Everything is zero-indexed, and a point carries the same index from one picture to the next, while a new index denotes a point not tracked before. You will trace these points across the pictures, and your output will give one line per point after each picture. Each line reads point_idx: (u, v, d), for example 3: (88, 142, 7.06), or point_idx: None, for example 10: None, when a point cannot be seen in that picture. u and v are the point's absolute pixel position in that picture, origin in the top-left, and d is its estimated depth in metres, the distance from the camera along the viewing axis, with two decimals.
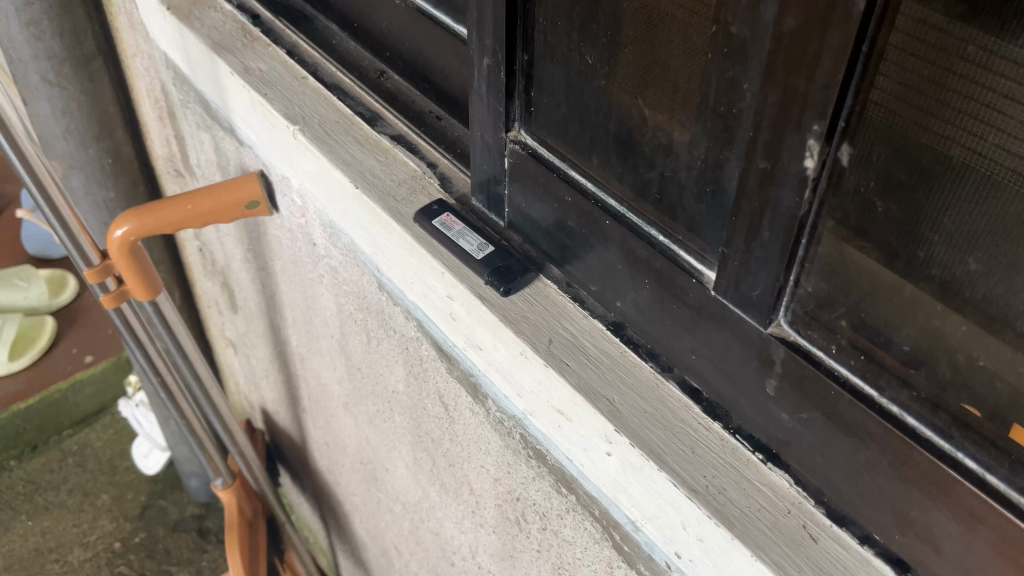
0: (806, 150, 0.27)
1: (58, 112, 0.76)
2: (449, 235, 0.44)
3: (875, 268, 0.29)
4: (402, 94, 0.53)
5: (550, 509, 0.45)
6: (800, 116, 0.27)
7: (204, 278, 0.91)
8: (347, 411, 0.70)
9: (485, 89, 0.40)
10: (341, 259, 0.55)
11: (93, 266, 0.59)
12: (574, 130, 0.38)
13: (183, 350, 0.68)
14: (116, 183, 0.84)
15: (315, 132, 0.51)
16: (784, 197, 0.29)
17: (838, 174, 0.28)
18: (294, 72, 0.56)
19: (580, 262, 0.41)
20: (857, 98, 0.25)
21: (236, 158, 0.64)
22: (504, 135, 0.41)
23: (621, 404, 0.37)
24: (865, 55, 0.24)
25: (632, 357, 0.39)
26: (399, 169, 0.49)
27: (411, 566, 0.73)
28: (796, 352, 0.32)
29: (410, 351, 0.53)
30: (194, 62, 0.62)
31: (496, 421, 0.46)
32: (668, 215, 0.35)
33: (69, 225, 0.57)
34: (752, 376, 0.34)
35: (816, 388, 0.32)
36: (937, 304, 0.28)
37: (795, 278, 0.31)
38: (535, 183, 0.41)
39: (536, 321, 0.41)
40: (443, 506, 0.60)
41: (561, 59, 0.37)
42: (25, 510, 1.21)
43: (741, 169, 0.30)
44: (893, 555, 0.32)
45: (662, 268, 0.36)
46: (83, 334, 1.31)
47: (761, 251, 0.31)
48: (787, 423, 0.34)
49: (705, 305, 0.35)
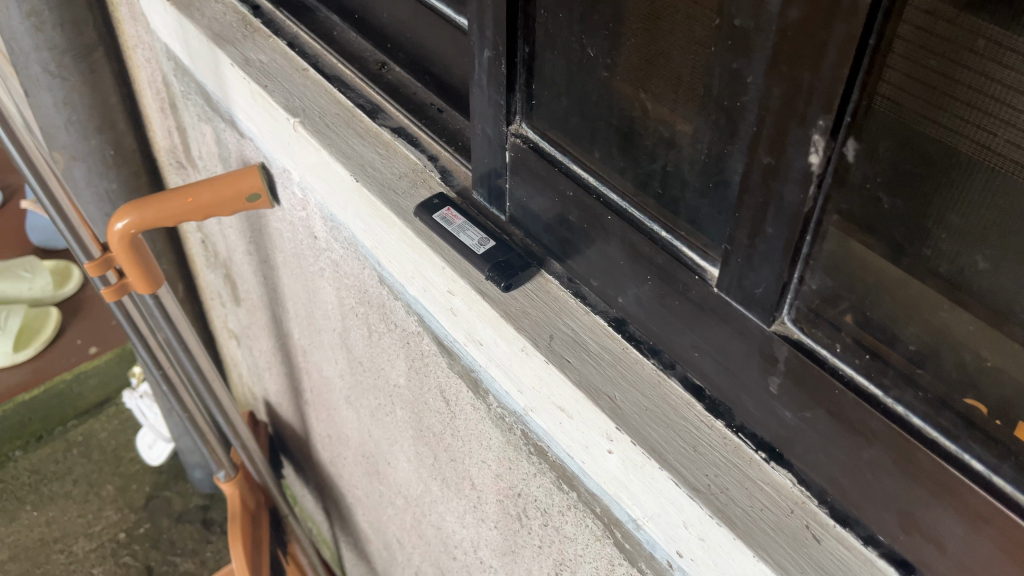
0: (811, 145, 0.26)
1: (60, 103, 0.76)
2: (449, 230, 0.44)
3: (881, 263, 0.29)
4: (403, 86, 0.53)
5: (552, 506, 0.45)
6: (804, 110, 0.26)
7: (207, 270, 0.91)
8: (349, 404, 0.70)
9: (486, 81, 0.40)
10: (341, 253, 0.55)
11: (94, 259, 0.59)
12: (575, 124, 0.38)
13: (185, 343, 0.68)
14: (118, 174, 0.84)
15: (315, 124, 0.51)
16: (788, 192, 0.28)
17: (843, 170, 0.27)
18: (294, 64, 0.55)
19: (582, 258, 0.41)
20: (863, 92, 0.25)
21: (237, 150, 0.64)
22: (505, 128, 0.41)
23: (622, 401, 0.37)
24: (872, 49, 0.24)
25: (633, 353, 0.39)
26: (399, 162, 0.49)
27: (414, 559, 0.73)
28: (800, 351, 0.31)
29: (411, 346, 0.52)
30: (194, 53, 0.61)
31: (496, 416, 0.46)
32: (670, 210, 0.35)
33: (69, 218, 0.57)
34: (755, 373, 0.34)
35: (819, 387, 0.31)
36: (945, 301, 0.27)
37: (799, 274, 0.30)
38: (536, 177, 0.41)
39: (536, 317, 0.40)
40: (445, 500, 0.60)
41: (562, 51, 0.36)
42: (30, 500, 1.21)
43: (744, 164, 0.30)
44: (897, 556, 0.31)
45: (664, 264, 0.35)
46: (87, 325, 1.31)
47: (764, 247, 0.30)
48: (790, 421, 0.33)
49: (708, 302, 0.34)
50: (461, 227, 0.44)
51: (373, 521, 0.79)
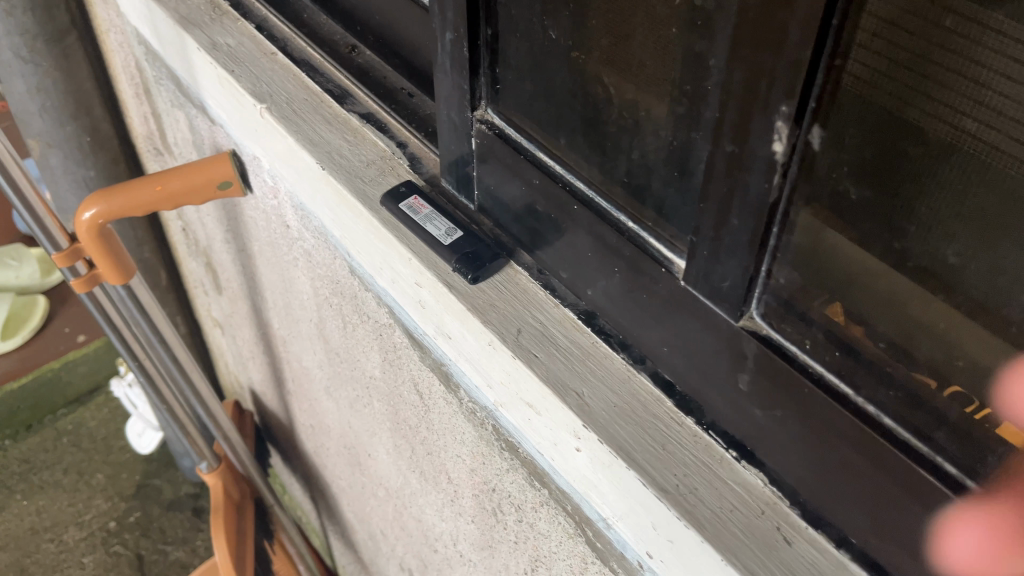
0: (774, 132, 0.25)
1: (33, 89, 0.74)
2: (416, 219, 0.42)
3: (852, 255, 0.27)
4: (373, 70, 0.51)
5: (525, 502, 0.44)
6: (767, 94, 0.24)
7: (189, 258, 0.89)
8: (329, 395, 0.68)
9: (449, 65, 0.38)
10: (313, 242, 0.54)
11: (62, 250, 0.58)
12: (541, 109, 0.36)
13: (161, 333, 0.67)
14: (96, 161, 0.83)
15: (282, 110, 0.49)
16: (753, 182, 0.27)
17: (810, 158, 0.25)
18: (262, 48, 0.54)
19: (550, 248, 0.39)
20: (828, 76, 0.23)
21: (209, 136, 0.62)
22: (470, 114, 0.39)
23: (590, 397, 0.35)
24: (837, 29, 0.22)
25: (603, 348, 0.37)
26: (367, 149, 0.47)
27: (397, 550, 0.72)
28: (767, 346, 0.30)
29: (384, 338, 0.51)
30: (163, 37, 0.60)
31: (468, 411, 0.45)
32: (637, 200, 0.33)
33: (34, 208, 0.56)
34: (724, 370, 0.32)
35: (789, 385, 0.30)
36: (917, 292, 0.26)
37: (767, 268, 0.29)
38: (502, 165, 0.39)
39: (504, 310, 0.39)
40: (423, 493, 0.59)
41: (525, 33, 0.35)
42: (20, 489, 1.21)
43: (709, 150, 0.28)
44: (869, 559, 0.30)
45: (632, 257, 0.34)
46: (76, 313, 1.28)
47: (730, 239, 0.29)
48: (761, 420, 0.32)
49: (676, 295, 0.33)
50: (429, 216, 0.42)
51: (357, 512, 0.78)
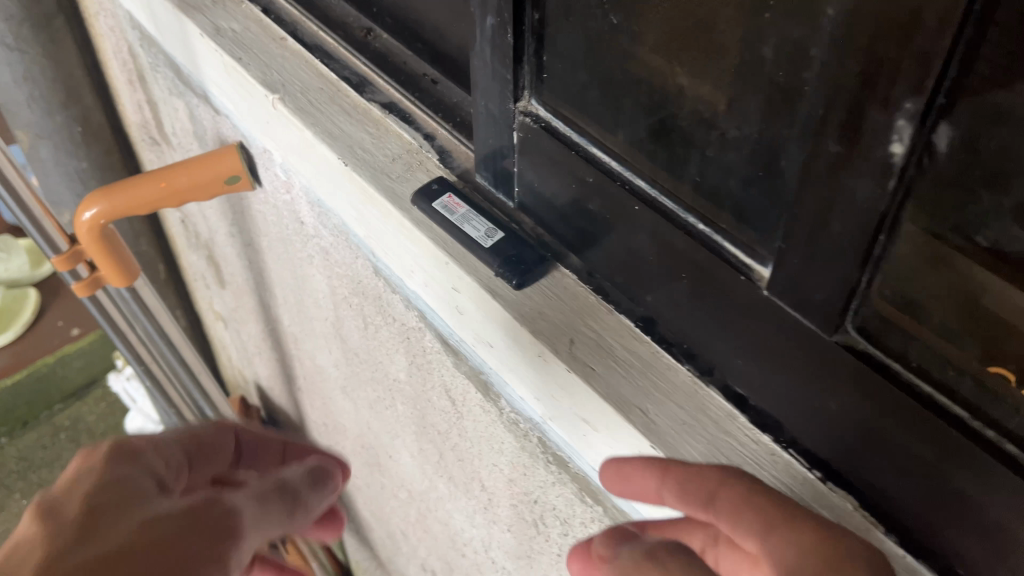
0: (894, 132, 0.22)
1: (21, 79, 0.70)
2: (452, 220, 0.39)
3: (972, 263, 0.25)
4: (391, 54, 0.48)
5: (572, 516, 0.41)
6: (888, 90, 0.21)
7: (189, 251, 0.86)
8: (345, 395, 0.66)
9: (489, 53, 0.35)
10: (331, 240, 0.51)
11: (61, 252, 0.55)
12: (594, 99, 0.33)
13: (166, 336, 0.64)
14: (88, 152, 0.79)
15: (297, 100, 0.46)
16: (862, 186, 0.24)
17: (932, 159, 0.22)
18: (271, 33, 0.50)
19: (602, 250, 0.36)
20: (963, 67, 0.20)
21: (212, 127, 0.59)
22: (512, 106, 0.36)
23: (656, 415, 0.33)
24: (977, 17, 0.19)
25: (665, 358, 0.35)
26: (392, 142, 0.44)
27: (420, 552, 0.69)
28: (869, 364, 0.27)
29: (412, 342, 0.48)
30: (160, 22, 0.56)
31: (509, 421, 0.42)
32: (710, 201, 0.30)
33: (29, 208, 0.52)
34: (812, 386, 0.30)
35: (891, 400, 0.27)
36: None
37: (869, 278, 0.26)
38: (548, 160, 0.36)
39: (554, 317, 0.36)
40: (452, 498, 0.56)
41: (578, 17, 0.31)
42: (20, 488, 1.18)
43: (807, 151, 0.25)
44: None
45: (706, 263, 0.31)
46: (70, 306, 1.24)
47: (829, 247, 0.26)
48: (854, 440, 0.29)
49: (755, 305, 0.30)
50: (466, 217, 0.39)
51: (374, 511, 0.76)
